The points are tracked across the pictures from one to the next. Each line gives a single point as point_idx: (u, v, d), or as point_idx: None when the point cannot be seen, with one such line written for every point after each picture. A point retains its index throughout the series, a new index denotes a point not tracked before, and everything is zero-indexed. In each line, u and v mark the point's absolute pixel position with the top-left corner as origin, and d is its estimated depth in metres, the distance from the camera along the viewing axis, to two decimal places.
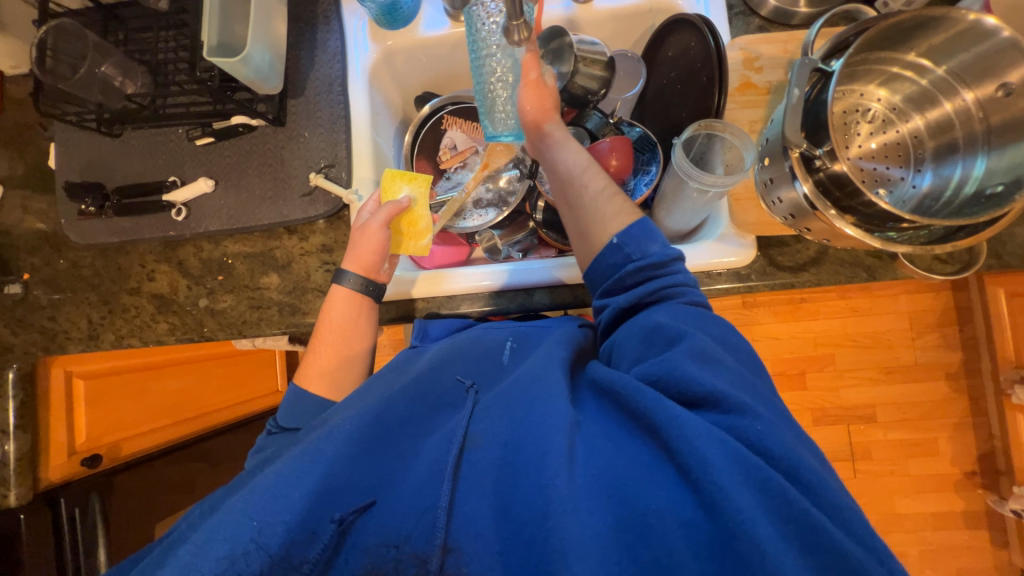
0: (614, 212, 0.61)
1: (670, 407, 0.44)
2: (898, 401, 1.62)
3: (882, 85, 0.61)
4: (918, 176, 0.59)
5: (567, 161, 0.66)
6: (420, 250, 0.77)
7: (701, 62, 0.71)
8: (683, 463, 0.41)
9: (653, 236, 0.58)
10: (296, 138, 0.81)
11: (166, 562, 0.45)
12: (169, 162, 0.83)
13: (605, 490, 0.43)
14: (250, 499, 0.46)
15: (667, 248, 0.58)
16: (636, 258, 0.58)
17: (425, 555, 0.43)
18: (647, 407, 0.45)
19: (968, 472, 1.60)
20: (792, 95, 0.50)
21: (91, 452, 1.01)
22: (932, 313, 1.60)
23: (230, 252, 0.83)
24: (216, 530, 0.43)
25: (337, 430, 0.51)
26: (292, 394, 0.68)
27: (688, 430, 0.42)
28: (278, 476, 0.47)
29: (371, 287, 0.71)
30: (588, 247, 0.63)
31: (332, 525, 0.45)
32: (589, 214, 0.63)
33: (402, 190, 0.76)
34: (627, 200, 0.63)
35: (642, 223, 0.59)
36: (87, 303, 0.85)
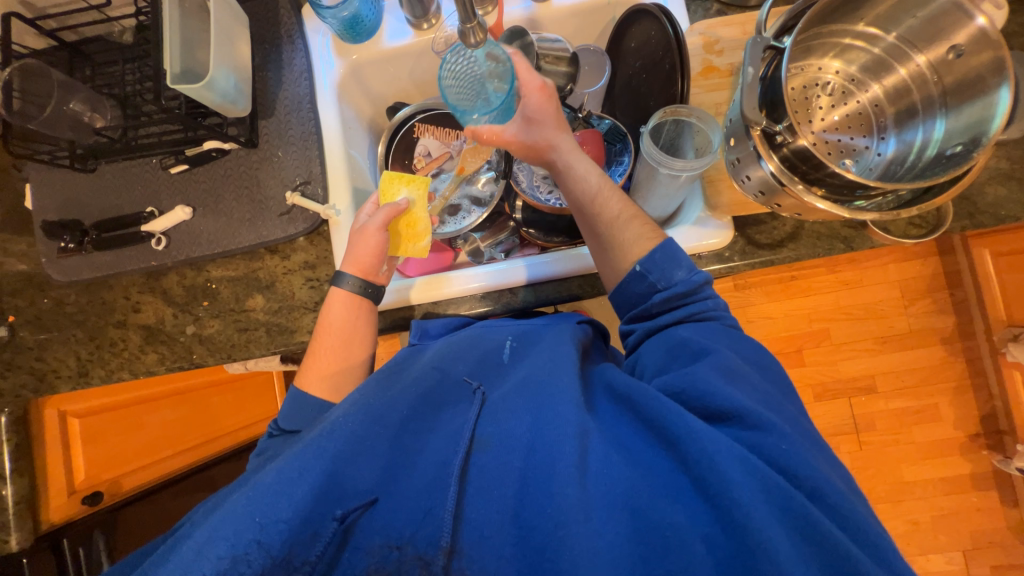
0: (633, 238, 0.60)
1: (692, 422, 0.44)
2: (897, 369, 1.62)
3: (837, 57, 0.61)
4: (882, 143, 0.60)
5: (581, 187, 0.64)
6: (420, 251, 0.76)
7: (663, 50, 0.72)
8: (702, 476, 0.41)
9: (677, 263, 0.58)
10: (270, 158, 0.81)
11: (168, 559, 0.44)
12: (146, 193, 0.83)
13: (620, 500, 0.43)
14: (250, 498, 0.45)
15: (693, 274, 0.58)
16: (660, 287, 0.58)
17: (429, 556, 0.44)
18: (667, 420, 0.45)
19: (972, 434, 1.61)
20: (746, 74, 0.50)
21: (90, 490, 1.01)
22: (922, 280, 1.61)
23: (214, 277, 0.83)
24: (220, 528, 0.43)
25: (340, 428, 0.50)
26: (293, 396, 0.68)
27: (709, 445, 0.42)
28: (280, 472, 0.46)
29: (371, 289, 0.72)
30: (612, 270, 0.62)
31: (334, 523, 0.45)
32: (608, 241, 0.62)
33: (399, 193, 0.77)
34: (646, 222, 0.61)
35: (665, 248, 0.58)
36: (74, 340, 0.85)
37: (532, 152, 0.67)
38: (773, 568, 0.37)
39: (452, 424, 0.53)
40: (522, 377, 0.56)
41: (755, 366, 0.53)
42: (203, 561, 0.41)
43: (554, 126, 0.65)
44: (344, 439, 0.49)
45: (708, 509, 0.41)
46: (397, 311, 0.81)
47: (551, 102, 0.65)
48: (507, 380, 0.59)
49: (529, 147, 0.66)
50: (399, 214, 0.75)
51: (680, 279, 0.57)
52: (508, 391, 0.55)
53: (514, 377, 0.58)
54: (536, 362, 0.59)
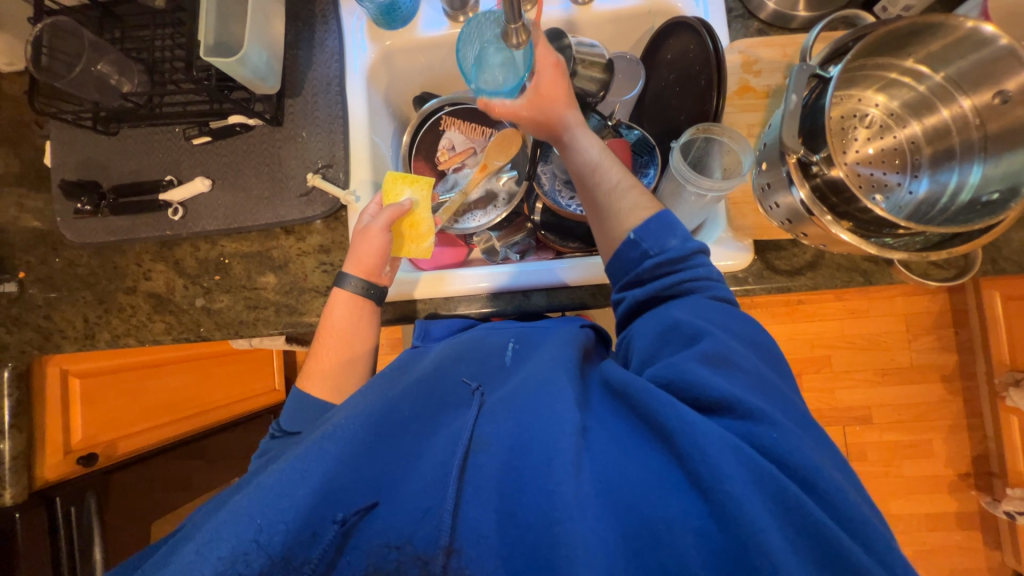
0: (630, 207, 0.60)
1: (683, 413, 0.44)
2: (895, 402, 1.62)
3: (880, 91, 0.61)
4: (915, 182, 0.59)
5: (583, 157, 0.65)
6: (422, 252, 0.76)
7: (700, 66, 0.71)
8: (695, 470, 0.41)
9: (672, 232, 0.57)
10: (293, 138, 0.81)
11: (168, 559, 0.44)
12: (167, 161, 0.83)
13: (626, 503, 0.42)
14: (250, 498, 0.45)
15: (688, 243, 0.57)
16: (653, 254, 0.57)
17: (428, 555, 0.43)
18: (658, 412, 0.45)
19: (962, 474, 1.61)
20: (789, 100, 0.49)
21: (86, 451, 1.01)
22: (929, 316, 1.61)
23: (227, 251, 0.83)
24: (219, 530, 0.43)
25: (341, 429, 0.50)
26: (294, 397, 0.68)
27: (699, 437, 0.42)
28: (281, 474, 0.47)
29: (372, 291, 0.71)
30: (609, 239, 0.62)
31: (335, 526, 0.45)
32: (606, 212, 0.62)
33: (403, 194, 0.76)
34: (644, 192, 0.61)
35: (660, 218, 0.58)
36: (83, 302, 0.85)
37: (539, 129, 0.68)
38: (768, 565, 0.36)
39: (454, 425, 0.53)
40: (523, 376, 0.56)
41: (752, 348, 0.52)
42: (204, 561, 0.41)
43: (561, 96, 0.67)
44: (347, 442, 0.49)
45: (697, 498, 0.41)
46: (407, 302, 0.80)
47: (561, 76, 0.67)
48: (507, 381, 0.59)
49: (535, 125, 0.68)
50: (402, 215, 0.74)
51: (675, 247, 0.56)
52: (507, 390, 0.55)
53: (515, 377, 0.58)
54: (537, 362, 0.59)
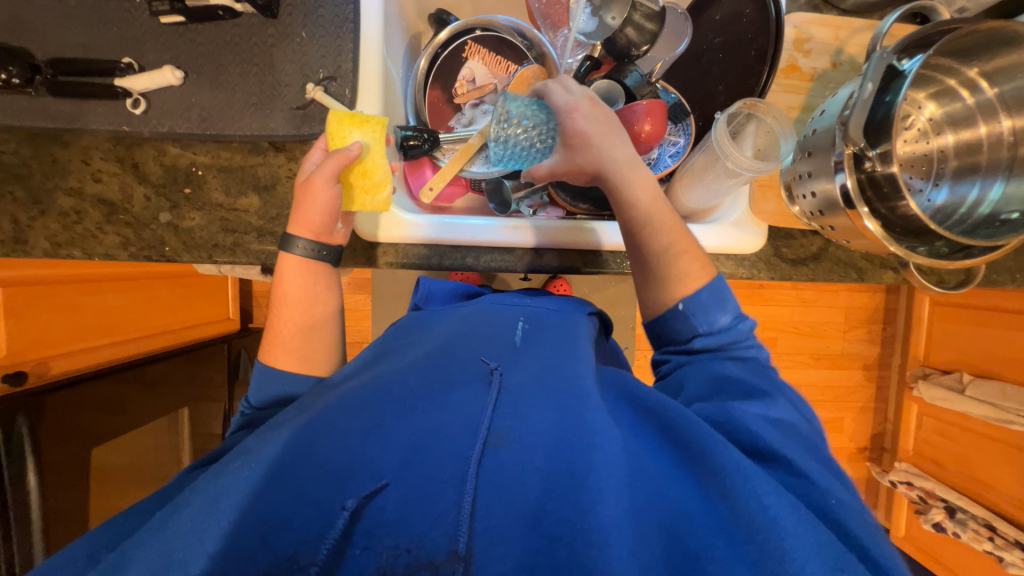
0: (682, 275, 0.61)
1: (738, 459, 0.47)
2: (820, 384, 1.81)
3: (932, 98, 0.61)
4: (934, 191, 0.61)
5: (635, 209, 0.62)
6: (379, 205, 0.67)
7: (752, 34, 0.68)
8: (741, 505, 0.45)
9: (723, 307, 0.60)
10: (290, 37, 0.69)
11: (171, 526, 0.45)
12: (124, 38, 0.68)
13: (656, 519, 0.45)
14: (255, 476, 0.48)
15: (735, 320, 0.60)
16: (701, 331, 0.60)
17: (438, 561, 0.43)
18: (712, 451, 0.48)
19: (860, 447, 1.87)
20: (865, 89, 0.47)
21: (14, 368, 0.90)
22: (864, 311, 1.77)
23: (200, 162, 0.72)
24: (219, 508, 0.45)
25: (349, 406, 0.53)
26: (259, 370, 0.65)
27: (754, 482, 0.46)
28: (289, 451, 0.49)
29: (324, 252, 0.65)
30: (653, 302, 0.63)
31: (342, 513, 0.44)
32: (655, 272, 0.62)
33: (356, 139, 0.66)
34: (696, 258, 0.61)
35: (713, 290, 0.60)
36: (10, 198, 0.71)
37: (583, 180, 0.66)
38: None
39: (467, 407, 0.53)
40: (542, 375, 0.58)
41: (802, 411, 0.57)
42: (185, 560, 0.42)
43: (606, 140, 0.63)
44: (350, 418, 0.52)
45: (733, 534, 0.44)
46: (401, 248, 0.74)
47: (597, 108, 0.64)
48: (525, 364, 0.60)
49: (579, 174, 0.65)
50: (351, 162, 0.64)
51: (724, 324, 0.60)
52: (528, 384, 0.56)
53: (534, 366, 0.60)
54: (552, 358, 0.61)
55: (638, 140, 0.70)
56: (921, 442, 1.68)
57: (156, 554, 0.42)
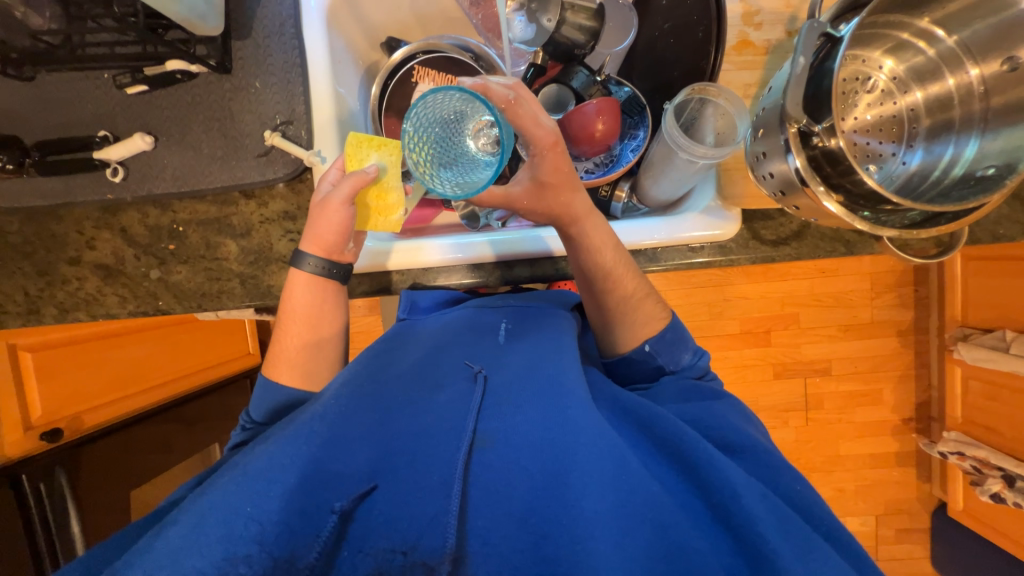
0: (643, 319, 0.64)
1: (713, 452, 0.48)
2: (853, 355, 1.69)
3: (889, 54, 0.58)
4: (909, 153, 0.57)
5: (595, 259, 0.61)
6: (391, 226, 0.66)
7: (699, 15, 0.67)
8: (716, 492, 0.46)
9: (685, 346, 0.65)
10: (245, 89, 0.72)
11: (152, 552, 0.42)
12: (98, 113, 0.72)
13: (639, 510, 0.44)
14: (241, 483, 0.46)
15: (697, 358, 0.65)
16: (669, 369, 0.63)
17: (433, 562, 0.43)
18: (690, 445, 0.49)
19: (905, 418, 1.74)
20: (797, 64, 0.46)
21: (50, 426, 0.98)
22: (892, 274, 1.65)
23: (180, 218, 0.76)
24: (207, 516, 0.43)
25: (333, 414, 0.53)
26: (263, 387, 0.65)
27: (729, 473, 0.46)
28: (272, 458, 0.48)
29: (335, 269, 0.66)
30: (612, 342, 0.66)
31: (333, 515, 0.45)
32: (615, 316, 0.64)
33: (372, 162, 0.64)
34: (654, 303, 0.65)
35: (674, 331, 0.64)
36: (20, 274, 0.77)
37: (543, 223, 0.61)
38: None
39: (454, 408, 0.54)
40: (526, 374, 0.58)
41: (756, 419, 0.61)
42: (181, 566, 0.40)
43: (570, 191, 0.58)
44: (338, 424, 0.52)
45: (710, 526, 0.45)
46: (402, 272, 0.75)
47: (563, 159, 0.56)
48: (509, 364, 0.60)
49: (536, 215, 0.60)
50: (367, 184, 0.63)
51: (688, 361, 0.64)
52: (514, 383, 0.57)
53: (517, 365, 0.60)
54: (536, 355, 0.61)
55: (594, 140, 0.68)
56: (972, 408, 1.56)
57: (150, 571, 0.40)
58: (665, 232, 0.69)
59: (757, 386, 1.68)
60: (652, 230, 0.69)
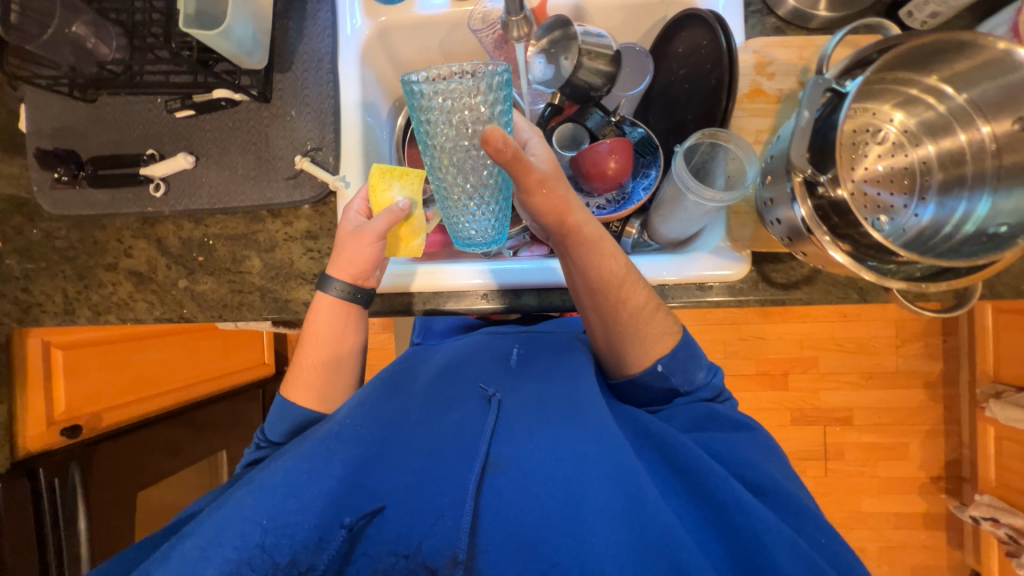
0: (656, 334, 0.61)
1: (740, 493, 0.48)
2: (878, 405, 1.57)
3: (899, 107, 0.62)
4: (921, 206, 0.60)
5: (599, 265, 0.58)
6: (415, 252, 0.67)
7: (711, 64, 0.69)
8: (734, 520, 0.46)
9: (698, 364, 0.63)
10: (281, 117, 0.77)
11: (171, 558, 0.42)
12: (148, 134, 0.79)
13: (659, 542, 0.42)
14: (256, 497, 0.46)
15: (711, 377, 0.64)
16: (684, 391, 0.62)
17: (435, 564, 0.44)
18: (716, 487, 0.48)
19: (933, 476, 1.60)
20: (801, 116, 0.50)
21: (69, 422, 0.98)
22: (919, 322, 1.55)
23: (211, 232, 0.80)
24: (223, 532, 0.43)
25: (345, 430, 0.53)
26: (279, 405, 0.67)
27: (755, 518, 0.45)
28: (289, 472, 0.48)
29: (359, 294, 0.68)
30: (620, 362, 0.63)
31: (341, 531, 0.45)
32: (624, 334, 0.61)
33: (393, 190, 0.64)
34: (665, 316, 0.62)
35: (686, 349, 0.61)
36: (62, 276, 0.82)
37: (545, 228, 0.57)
38: None
39: (467, 426, 0.53)
40: (542, 400, 0.57)
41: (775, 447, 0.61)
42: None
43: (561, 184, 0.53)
44: (351, 439, 0.52)
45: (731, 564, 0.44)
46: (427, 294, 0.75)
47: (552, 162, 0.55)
48: (524, 386, 0.60)
49: (540, 211, 0.54)
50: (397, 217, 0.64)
51: (702, 380, 0.63)
52: (528, 406, 0.56)
53: (532, 387, 0.59)
54: (548, 379, 0.60)
55: (606, 177, 0.70)
56: (1006, 471, 1.41)
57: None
58: (671, 270, 0.69)
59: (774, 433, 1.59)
60: (660, 268, 0.70)
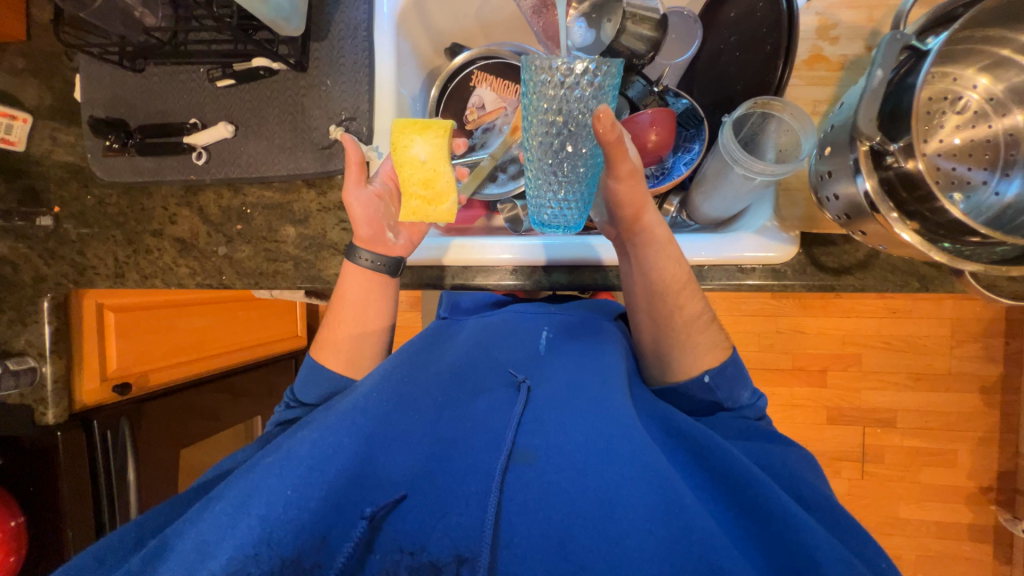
0: (707, 344, 0.60)
1: (788, 504, 0.44)
2: (925, 408, 1.48)
3: (984, 72, 0.56)
4: (1005, 182, 0.55)
5: (663, 266, 0.58)
6: (443, 215, 0.62)
7: (768, 28, 0.64)
8: (782, 533, 0.43)
9: (744, 384, 0.60)
10: (318, 86, 0.77)
11: (202, 520, 0.43)
12: (192, 103, 0.81)
13: (697, 551, 0.40)
14: (283, 467, 0.45)
15: (756, 398, 0.61)
16: (728, 406, 0.60)
17: (441, 563, 0.42)
18: (758, 492, 0.46)
19: (984, 487, 1.48)
20: (874, 76, 0.45)
21: (121, 379, 1.05)
22: (979, 322, 1.43)
23: (249, 201, 0.82)
24: (250, 499, 0.43)
25: (373, 407, 0.52)
26: (310, 366, 0.69)
27: (805, 532, 0.42)
28: (314, 446, 0.47)
29: (387, 262, 0.68)
30: (664, 368, 0.62)
31: (363, 521, 0.44)
32: (675, 340, 0.60)
33: (414, 146, 0.59)
34: (717, 332, 0.61)
35: (735, 365, 0.59)
36: (113, 240, 0.87)
37: (618, 221, 0.59)
38: None
39: (494, 416, 0.53)
40: (572, 392, 0.55)
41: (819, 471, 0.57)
42: (214, 557, 0.39)
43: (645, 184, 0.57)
44: (377, 419, 0.51)
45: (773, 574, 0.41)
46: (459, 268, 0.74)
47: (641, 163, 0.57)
48: (552, 375, 0.58)
49: (620, 202, 0.56)
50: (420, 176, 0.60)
51: (748, 401, 0.60)
52: (557, 397, 0.54)
53: (559, 378, 0.57)
54: (577, 370, 0.58)
55: (645, 150, 0.67)
56: None
57: (191, 548, 0.40)
58: (711, 251, 0.65)
59: (808, 430, 1.52)
60: (699, 247, 0.66)
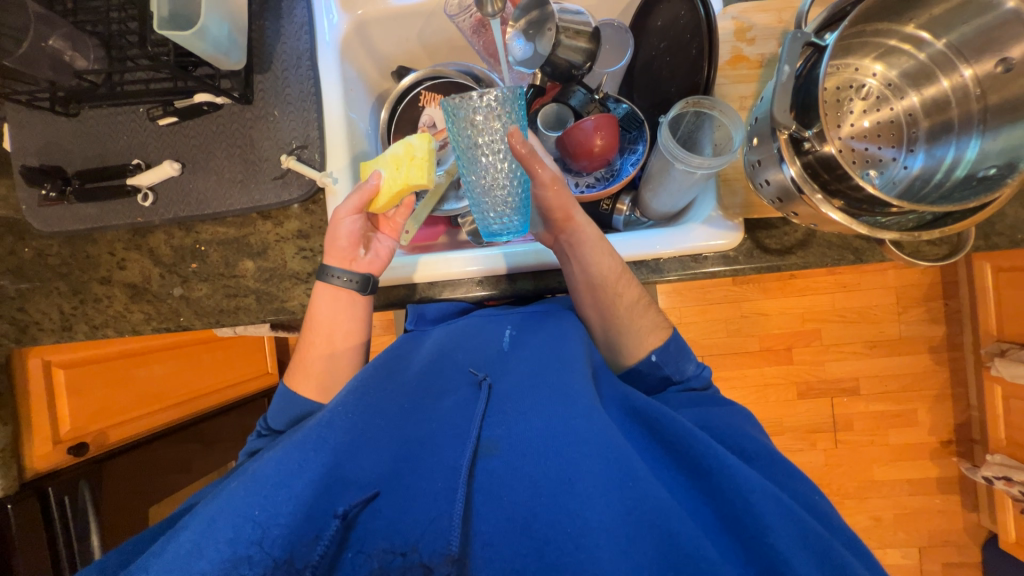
0: (649, 327, 0.64)
1: (723, 455, 0.47)
2: (883, 373, 1.57)
3: (879, 60, 0.63)
4: (910, 157, 0.61)
5: (594, 260, 0.61)
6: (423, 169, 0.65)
7: (690, 33, 0.68)
8: (720, 484, 0.45)
9: (687, 357, 0.64)
10: (265, 117, 0.77)
11: (168, 550, 0.41)
12: (133, 144, 0.79)
13: (648, 518, 0.42)
14: (248, 488, 0.44)
15: (701, 368, 0.64)
16: (676, 379, 0.63)
17: (433, 563, 0.41)
18: (699, 452, 0.48)
19: (944, 441, 1.58)
20: (782, 72, 0.49)
21: (76, 441, 0.98)
22: (919, 287, 1.54)
23: (203, 239, 0.80)
24: (215, 522, 0.41)
25: (338, 420, 0.51)
26: (283, 390, 0.67)
27: (738, 476, 0.45)
28: (279, 463, 0.46)
29: (360, 278, 0.67)
30: (619, 354, 0.65)
31: (335, 520, 0.43)
32: (621, 326, 0.64)
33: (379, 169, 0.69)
34: (654, 313, 0.64)
35: (677, 343, 0.63)
36: (56, 293, 0.82)
37: (551, 220, 0.63)
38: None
39: (457, 415, 0.53)
40: (535, 381, 0.56)
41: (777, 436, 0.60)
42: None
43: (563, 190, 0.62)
44: (343, 429, 0.50)
45: (719, 526, 0.44)
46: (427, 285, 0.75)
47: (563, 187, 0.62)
48: (513, 368, 0.59)
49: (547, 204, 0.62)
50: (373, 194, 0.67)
51: (693, 372, 0.64)
52: (520, 388, 0.55)
53: (522, 370, 0.58)
54: (539, 359, 0.59)
55: (592, 155, 0.70)
56: (1016, 428, 1.41)
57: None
58: (669, 244, 0.69)
59: (781, 407, 1.59)
60: (653, 242, 0.70)
